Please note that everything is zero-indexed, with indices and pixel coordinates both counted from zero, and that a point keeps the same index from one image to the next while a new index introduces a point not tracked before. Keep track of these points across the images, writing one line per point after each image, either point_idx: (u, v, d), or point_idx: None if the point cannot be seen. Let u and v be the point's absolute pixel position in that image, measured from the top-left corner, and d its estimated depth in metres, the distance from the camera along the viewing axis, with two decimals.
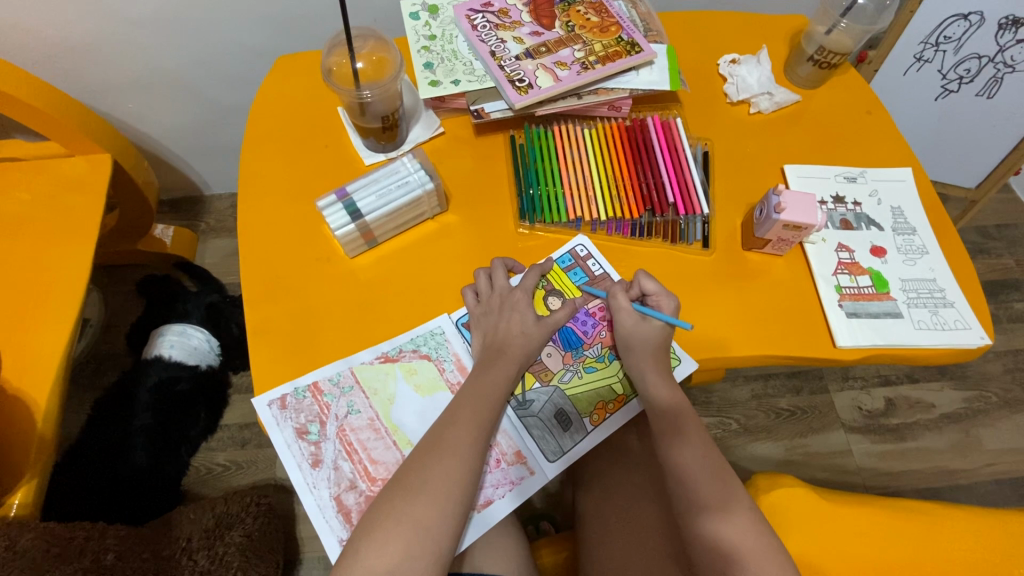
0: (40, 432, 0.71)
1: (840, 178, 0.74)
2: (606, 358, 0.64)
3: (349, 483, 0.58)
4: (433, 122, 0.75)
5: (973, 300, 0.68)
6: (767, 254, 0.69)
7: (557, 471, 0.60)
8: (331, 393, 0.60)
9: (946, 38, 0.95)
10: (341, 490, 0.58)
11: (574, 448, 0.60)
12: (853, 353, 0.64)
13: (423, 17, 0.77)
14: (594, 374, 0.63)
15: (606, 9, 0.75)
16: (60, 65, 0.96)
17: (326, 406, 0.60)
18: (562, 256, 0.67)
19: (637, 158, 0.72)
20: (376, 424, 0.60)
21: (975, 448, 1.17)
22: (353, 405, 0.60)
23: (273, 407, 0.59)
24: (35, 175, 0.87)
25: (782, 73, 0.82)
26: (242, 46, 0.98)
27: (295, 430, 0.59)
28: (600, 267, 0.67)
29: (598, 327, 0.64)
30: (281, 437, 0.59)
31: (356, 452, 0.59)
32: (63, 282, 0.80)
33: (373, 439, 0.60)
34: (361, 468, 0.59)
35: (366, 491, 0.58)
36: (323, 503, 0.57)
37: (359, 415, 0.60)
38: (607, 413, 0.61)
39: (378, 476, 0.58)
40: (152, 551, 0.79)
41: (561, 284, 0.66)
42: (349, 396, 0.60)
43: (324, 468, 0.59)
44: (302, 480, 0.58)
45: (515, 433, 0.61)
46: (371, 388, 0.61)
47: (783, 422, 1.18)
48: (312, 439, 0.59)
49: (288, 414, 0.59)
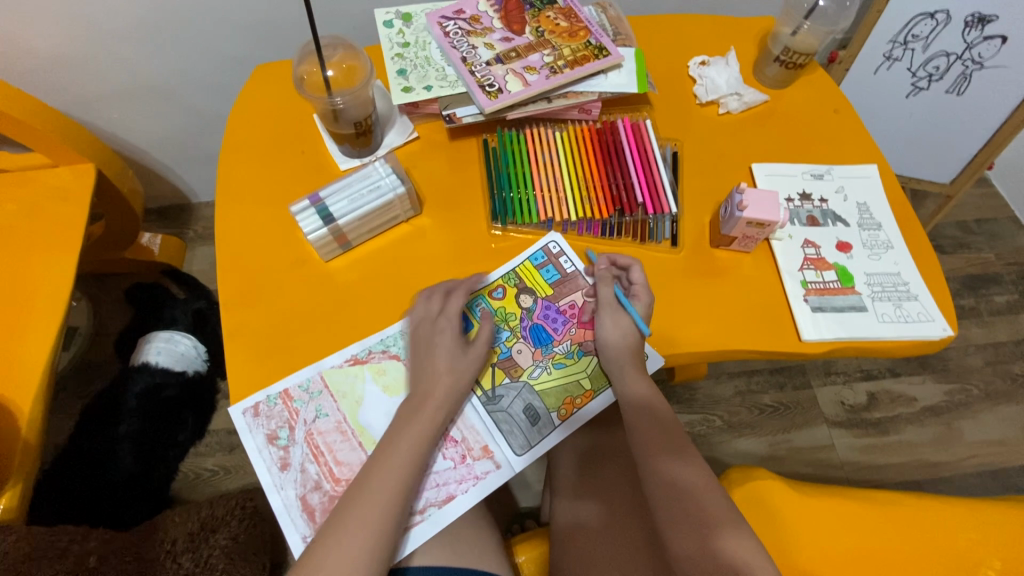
0: (24, 437, 0.73)
1: (807, 176, 0.76)
2: (575, 353, 0.65)
3: (315, 484, 0.59)
4: (407, 127, 0.76)
5: (938, 294, 0.69)
6: (735, 251, 0.70)
7: (524, 465, 0.61)
8: (301, 398, 0.61)
9: (914, 37, 0.99)
10: (307, 490, 0.59)
11: (541, 443, 0.61)
12: (818, 347, 0.65)
13: (397, 25, 0.78)
14: (563, 369, 0.64)
15: (574, 15, 0.77)
16: (44, 77, 0.97)
17: (296, 411, 0.61)
18: (534, 253, 0.69)
19: (607, 160, 0.74)
20: (343, 426, 0.61)
21: (957, 440, 1.19)
22: (321, 408, 0.61)
23: (245, 413, 0.60)
24: (20, 185, 0.89)
25: (751, 73, 0.84)
26: (225, 56, 0.99)
27: (265, 436, 0.60)
28: (571, 264, 0.68)
29: (568, 325, 0.66)
30: (252, 443, 0.60)
31: (322, 454, 0.60)
32: (47, 290, 0.82)
33: (340, 441, 0.61)
34: (326, 470, 0.60)
35: (331, 492, 0.59)
36: (290, 504, 0.58)
37: (327, 418, 0.61)
38: (574, 408, 0.63)
39: (342, 477, 0.60)
40: (135, 554, 0.80)
41: (533, 282, 0.67)
42: (318, 400, 0.62)
43: (291, 471, 0.60)
44: (271, 482, 0.59)
45: (484, 428, 0.62)
46: (340, 391, 0.62)
47: (767, 418, 1.19)
48: (281, 443, 0.60)
49: (259, 419, 0.61)
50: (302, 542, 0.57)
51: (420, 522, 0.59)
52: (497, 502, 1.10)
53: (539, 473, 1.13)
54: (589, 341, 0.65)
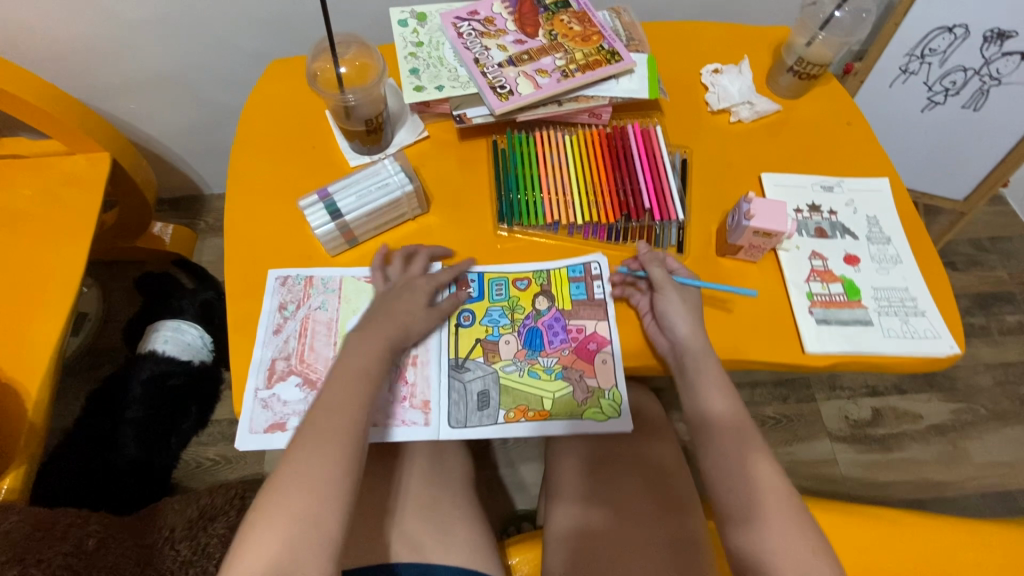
0: (30, 419, 0.74)
1: (817, 188, 0.75)
2: (554, 373, 0.63)
3: (287, 354, 0.63)
4: (418, 126, 0.77)
5: (946, 310, 0.68)
6: (741, 260, 0.70)
7: (447, 437, 0.60)
8: (318, 286, 0.67)
9: (931, 51, 0.98)
10: (277, 355, 0.62)
11: (477, 427, 0.61)
12: (821, 360, 0.64)
13: (412, 24, 0.79)
14: (535, 379, 0.63)
15: (588, 19, 0.77)
16: (63, 66, 0.99)
17: (309, 295, 0.66)
18: (574, 266, 0.69)
19: (616, 165, 0.73)
20: (333, 325, 0.65)
21: (962, 460, 1.17)
22: (326, 302, 0.66)
23: (277, 277, 0.67)
24: (37, 171, 0.90)
25: (764, 82, 0.84)
26: (241, 51, 1.01)
27: (277, 302, 0.65)
28: (602, 291, 0.67)
29: (564, 343, 0.65)
30: (267, 302, 0.65)
31: (305, 336, 0.64)
32: (59, 275, 0.83)
33: (324, 337, 0.64)
34: (300, 349, 0.63)
35: (292, 368, 0.62)
36: (261, 360, 0.62)
37: (326, 313, 0.65)
38: (522, 418, 0.61)
39: (309, 363, 0.62)
40: (135, 540, 0.80)
41: (557, 289, 0.68)
42: (328, 294, 0.66)
43: (277, 337, 0.63)
44: (259, 337, 0.63)
45: (438, 386, 0.63)
46: (348, 297, 0.66)
47: (769, 430, 1.18)
48: (286, 313, 0.65)
49: (283, 287, 0.66)
50: (250, 393, 0.61)
51: None
52: (494, 502, 1.10)
53: (538, 475, 1.13)
54: (574, 369, 0.63)
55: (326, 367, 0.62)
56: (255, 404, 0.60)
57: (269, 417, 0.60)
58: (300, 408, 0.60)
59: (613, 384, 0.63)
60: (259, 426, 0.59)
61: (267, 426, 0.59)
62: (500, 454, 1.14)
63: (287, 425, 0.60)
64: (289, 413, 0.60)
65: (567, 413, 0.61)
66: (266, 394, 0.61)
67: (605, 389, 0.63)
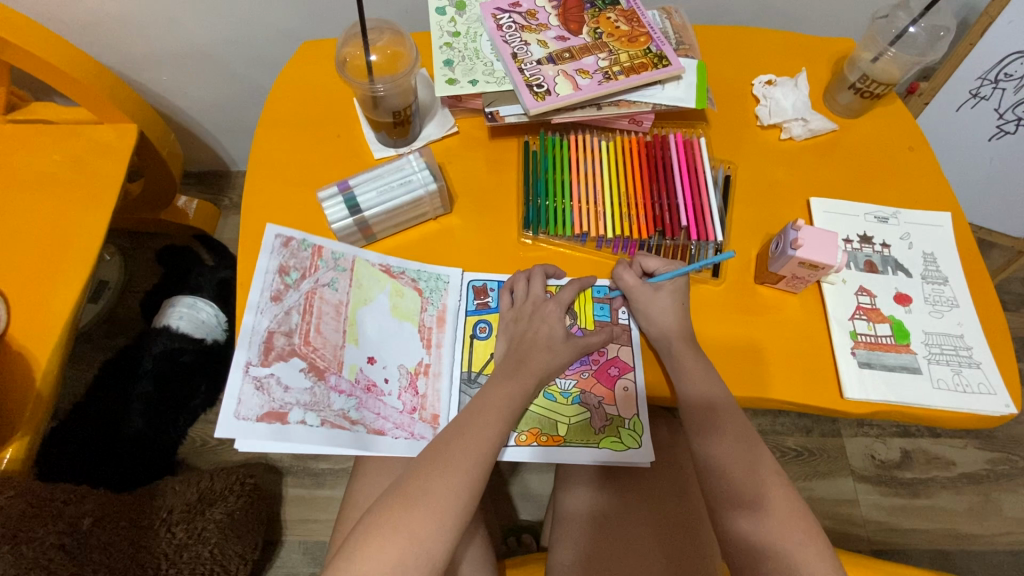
0: (38, 389, 0.73)
1: (870, 218, 0.70)
2: (571, 397, 0.60)
3: (287, 329, 0.59)
4: (447, 122, 0.73)
5: (1004, 363, 0.62)
6: (781, 290, 0.65)
7: None
8: (326, 259, 0.63)
9: (1006, 76, 0.91)
10: (276, 329, 0.59)
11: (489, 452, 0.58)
12: (861, 407, 0.59)
13: (449, 13, 0.75)
14: (552, 402, 0.60)
15: (637, 19, 0.72)
16: (97, 34, 0.97)
17: (316, 266, 0.63)
18: (599, 286, 0.65)
19: (652, 176, 0.69)
20: (342, 309, 0.61)
21: (994, 514, 1.10)
22: (336, 281, 0.62)
23: (278, 236, 0.64)
24: (65, 139, 0.89)
25: (821, 99, 0.78)
26: (275, 29, 0.98)
27: (278, 265, 0.62)
28: (627, 317, 0.64)
29: (584, 367, 0.62)
30: (265, 263, 0.62)
31: (311, 314, 0.60)
32: (78, 245, 0.82)
33: (331, 318, 0.60)
34: (305, 326, 0.59)
35: (296, 347, 0.58)
36: (255, 330, 0.59)
37: (335, 292, 0.62)
38: (535, 442, 0.59)
39: (314, 343, 0.59)
40: (130, 520, 0.84)
41: (582, 309, 0.64)
42: (338, 272, 0.63)
43: (278, 305, 0.60)
44: (254, 301, 0.60)
45: (447, 399, 0.60)
46: (359, 280, 0.63)
47: (789, 462, 1.12)
48: (287, 280, 0.61)
49: (283, 248, 0.63)
50: (242, 368, 0.56)
51: (346, 429, 0.57)
52: (495, 510, 1.08)
53: (542, 486, 1.10)
54: (592, 395, 0.60)
55: (333, 355, 0.59)
56: (247, 384, 0.56)
57: (265, 403, 0.56)
58: (303, 399, 0.56)
59: (634, 414, 0.60)
60: (251, 412, 0.55)
61: (260, 415, 0.55)
62: (506, 461, 1.12)
63: (286, 416, 0.55)
64: (290, 402, 0.56)
65: (582, 441, 0.58)
66: (261, 372, 0.57)
67: (626, 418, 0.60)
